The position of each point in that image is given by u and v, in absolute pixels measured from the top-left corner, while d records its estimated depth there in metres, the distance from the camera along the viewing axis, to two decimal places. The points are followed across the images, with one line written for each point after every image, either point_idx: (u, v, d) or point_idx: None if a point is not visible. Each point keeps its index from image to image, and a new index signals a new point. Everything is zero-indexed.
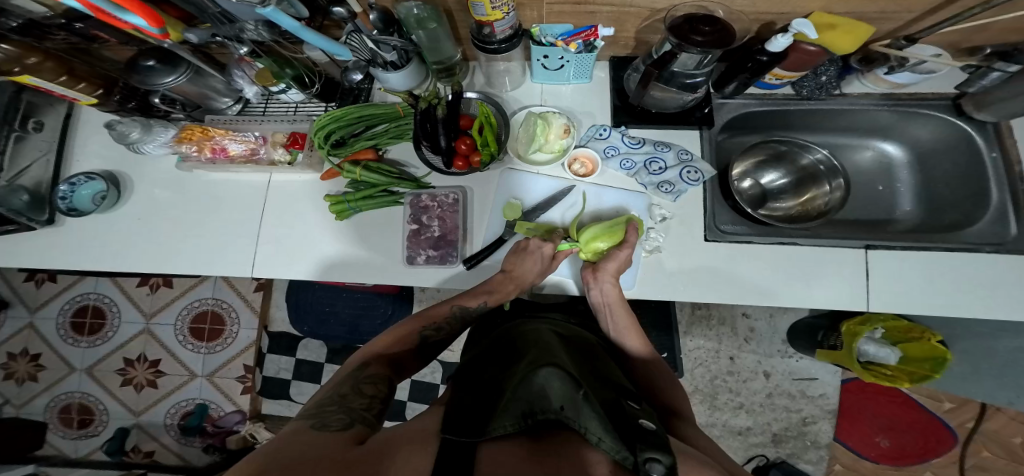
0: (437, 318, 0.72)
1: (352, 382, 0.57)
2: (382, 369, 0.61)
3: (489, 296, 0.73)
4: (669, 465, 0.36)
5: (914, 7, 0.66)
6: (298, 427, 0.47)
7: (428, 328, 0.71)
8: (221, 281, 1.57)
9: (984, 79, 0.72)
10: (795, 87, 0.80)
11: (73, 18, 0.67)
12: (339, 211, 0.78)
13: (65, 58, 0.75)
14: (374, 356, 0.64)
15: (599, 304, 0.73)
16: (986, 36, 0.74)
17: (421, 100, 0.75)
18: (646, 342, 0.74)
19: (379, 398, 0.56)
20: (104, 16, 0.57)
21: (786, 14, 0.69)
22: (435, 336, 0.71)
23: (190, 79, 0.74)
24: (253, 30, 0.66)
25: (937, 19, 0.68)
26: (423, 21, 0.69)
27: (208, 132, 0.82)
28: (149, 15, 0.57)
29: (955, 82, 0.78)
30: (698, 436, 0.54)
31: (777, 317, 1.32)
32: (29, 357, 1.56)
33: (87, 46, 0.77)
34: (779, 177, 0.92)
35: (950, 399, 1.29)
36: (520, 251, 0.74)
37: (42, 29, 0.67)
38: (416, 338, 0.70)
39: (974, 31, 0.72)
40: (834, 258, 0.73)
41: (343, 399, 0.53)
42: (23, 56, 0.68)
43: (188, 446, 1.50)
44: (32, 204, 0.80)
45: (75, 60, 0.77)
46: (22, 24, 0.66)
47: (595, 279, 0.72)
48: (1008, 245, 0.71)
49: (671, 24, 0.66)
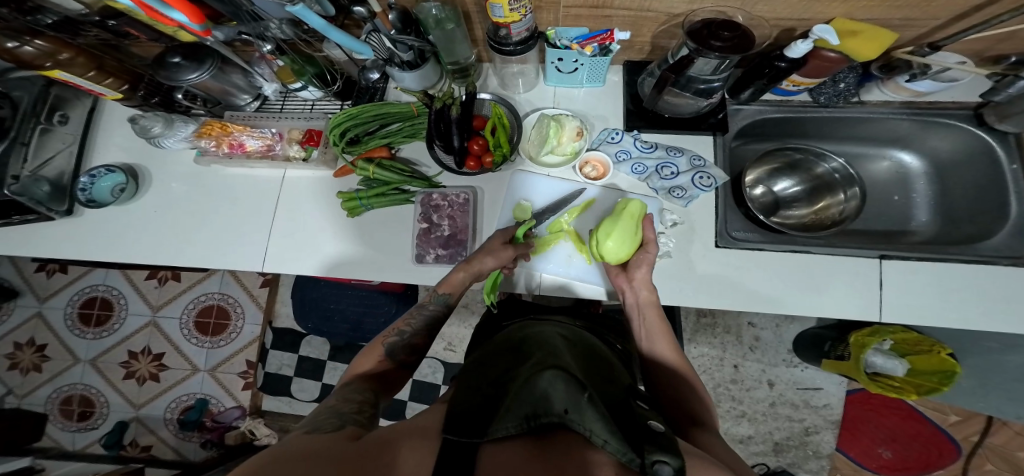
0: (396, 323, 0.70)
1: (340, 396, 0.57)
2: (366, 382, 0.60)
3: (442, 284, 0.71)
4: (676, 467, 0.36)
5: (940, 14, 0.66)
6: (291, 436, 0.46)
7: (391, 334, 0.68)
8: (229, 276, 1.58)
9: (1011, 87, 0.69)
10: (813, 95, 0.80)
11: (108, 14, 0.70)
12: (350, 208, 0.79)
13: (96, 53, 0.76)
14: (355, 375, 0.63)
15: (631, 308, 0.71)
16: (1011, 46, 0.74)
17: (436, 100, 0.77)
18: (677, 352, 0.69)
19: (369, 402, 0.56)
20: (147, 12, 0.59)
21: (807, 20, 0.69)
22: (401, 340, 0.68)
23: (213, 76, 0.74)
24: (277, 29, 0.66)
25: (963, 27, 0.68)
26: (443, 22, 0.70)
27: (226, 127, 0.83)
28: (193, 13, 0.59)
29: (979, 91, 0.78)
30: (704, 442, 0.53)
31: (783, 327, 1.31)
32: (34, 347, 1.57)
33: (116, 42, 0.78)
34: (792, 185, 0.92)
35: (956, 412, 1.27)
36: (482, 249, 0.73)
37: (76, 26, 0.72)
38: (383, 348, 0.67)
39: (1000, 41, 0.72)
40: (851, 268, 0.72)
41: (332, 407, 0.53)
42: (56, 51, 0.69)
43: (186, 441, 1.50)
44: (53, 194, 0.80)
45: (106, 56, 0.79)
46: (57, 21, 0.70)
47: (628, 284, 0.72)
48: (1022, 259, 0.70)
49: (690, 29, 0.66)
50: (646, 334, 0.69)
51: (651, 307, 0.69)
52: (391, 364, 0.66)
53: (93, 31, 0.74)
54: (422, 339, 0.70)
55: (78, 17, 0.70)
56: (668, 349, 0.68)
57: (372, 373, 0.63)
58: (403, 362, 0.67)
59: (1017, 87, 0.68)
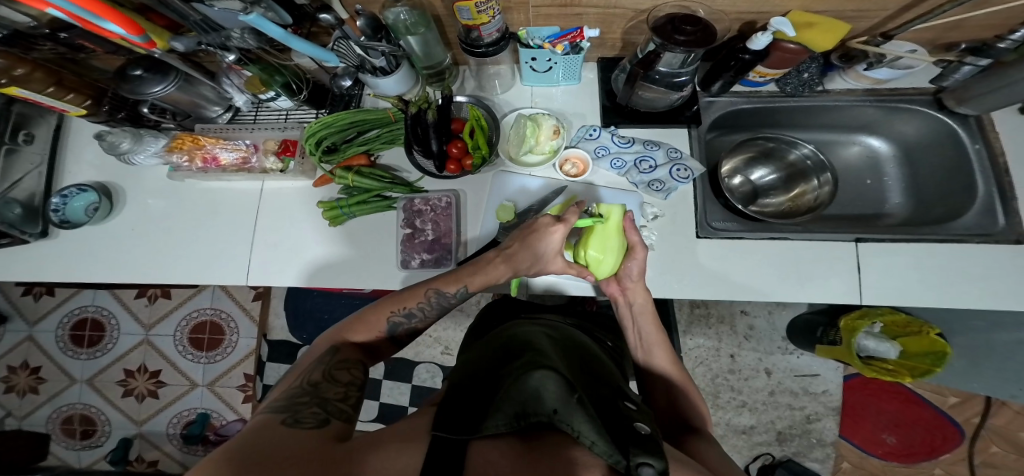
0: (410, 303, 0.66)
1: (324, 368, 0.56)
2: (354, 353, 0.61)
3: (471, 279, 0.68)
4: (661, 469, 0.36)
5: (888, 5, 0.67)
6: (267, 423, 0.45)
7: (399, 313, 0.66)
8: (220, 290, 1.58)
9: (956, 73, 0.74)
10: (779, 85, 0.81)
11: (58, 28, 0.68)
12: (332, 217, 0.79)
13: (53, 68, 0.76)
14: (345, 341, 0.63)
15: (626, 316, 0.74)
16: (960, 34, 0.74)
17: (410, 106, 0.76)
18: (673, 358, 0.72)
19: (356, 384, 0.56)
20: (84, 24, 0.58)
21: (768, 13, 0.70)
22: (407, 322, 0.67)
23: (180, 88, 0.74)
24: (239, 39, 0.66)
25: (912, 17, 0.69)
26: (411, 27, 0.70)
27: (199, 141, 0.83)
28: (126, 23, 0.58)
29: (931, 77, 0.79)
30: (695, 446, 0.56)
31: (776, 314, 1.32)
32: (29, 369, 1.56)
33: (74, 55, 0.78)
34: (768, 173, 0.92)
35: (955, 394, 1.28)
36: (530, 231, 0.64)
37: (27, 39, 0.69)
38: (386, 324, 0.66)
39: (948, 29, 0.73)
40: (826, 253, 0.73)
41: (318, 388, 0.52)
42: (12, 67, 0.68)
43: (192, 454, 1.48)
44: (26, 217, 0.81)
45: (64, 70, 0.79)
46: (8, 35, 0.67)
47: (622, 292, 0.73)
48: (996, 236, 0.71)
49: (655, 25, 0.66)
50: (643, 344, 0.73)
51: (649, 316, 0.71)
52: (380, 338, 0.67)
53: (47, 44, 0.72)
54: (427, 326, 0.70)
55: (27, 31, 0.67)
56: (663, 359, 0.72)
57: (361, 344, 0.65)
58: (396, 339, 0.68)
59: (963, 72, 0.73)
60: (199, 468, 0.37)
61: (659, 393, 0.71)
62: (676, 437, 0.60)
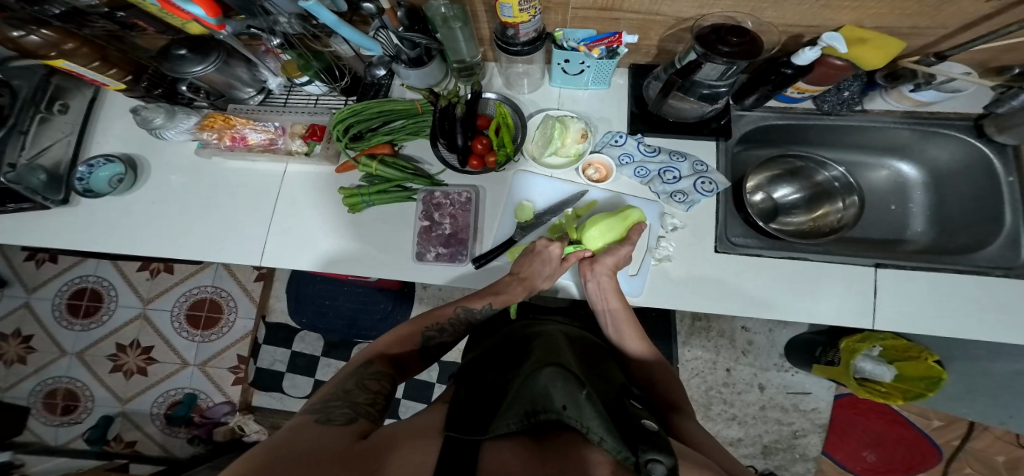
0: (442, 319, 0.69)
1: (356, 378, 0.56)
2: (386, 367, 0.59)
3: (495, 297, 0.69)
4: (671, 466, 0.36)
5: (949, 23, 0.67)
6: (301, 422, 0.45)
7: (432, 327, 0.68)
8: (222, 269, 1.57)
9: (1015, 100, 0.70)
10: (817, 102, 0.81)
11: (116, 7, 0.69)
12: (352, 204, 0.79)
13: (102, 44, 0.77)
14: (379, 354, 0.62)
15: (597, 301, 0.71)
16: (1015, 56, 0.75)
17: (441, 98, 0.78)
18: (646, 339, 0.73)
19: (384, 394, 0.55)
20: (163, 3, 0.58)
21: (816, 27, 0.70)
22: (439, 336, 0.68)
23: (219, 69, 0.73)
24: (286, 23, 0.66)
25: (971, 36, 0.69)
26: (449, 20, 0.69)
27: (230, 120, 0.82)
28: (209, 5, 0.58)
29: (982, 102, 0.80)
30: (684, 426, 0.56)
31: (776, 332, 1.33)
32: (20, 338, 1.54)
33: (123, 33, 0.78)
34: (792, 192, 0.93)
35: (939, 417, 1.30)
36: (530, 252, 0.71)
37: (83, 17, 0.70)
38: (418, 338, 0.67)
39: (1004, 51, 0.73)
40: (843, 273, 0.74)
41: (349, 394, 0.52)
42: (61, 41, 0.68)
43: (171, 437, 1.47)
44: (49, 183, 0.79)
45: (110, 46, 0.79)
46: (65, 11, 0.68)
47: (591, 272, 0.71)
48: (1016, 270, 0.72)
49: (699, 33, 0.66)
50: (612, 325, 0.71)
51: (613, 295, 0.69)
52: (413, 350, 0.66)
53: (99, 22, 0.72)
54: (455, 339, 0.70)
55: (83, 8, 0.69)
56: (634, 341, 0.72)
57: (395, 357, 0.63)
58: (428, 353, 0.68)
59: (1021, 100, 0.70)
60: (237, 463, 0.37)
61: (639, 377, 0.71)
62: (660, 415, 0.61)
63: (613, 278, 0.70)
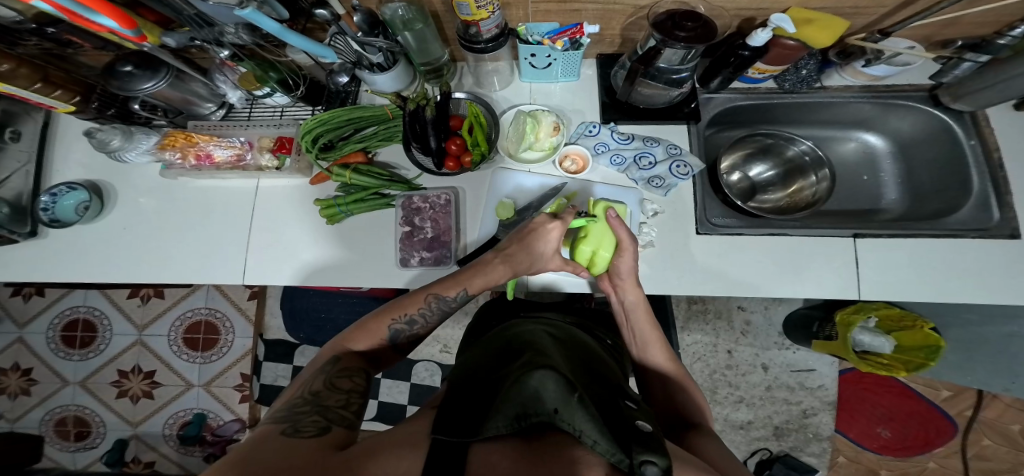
0: (411, 310, 0.66)
1: (325, 378, 0.55)
2: (356, 362, 0.60)
3: (472, 282, 0.67)
4: (664, 467, 0.36)
5: (886, 1, 0.68)
6: (266, 433, 0.44)
7: (400, 320, 0.66)
8: (214, 290, 1.56)
9: (956, 69, 0.73)
10: (779, 81, 0.81)
11: (44, 23, 0.68)
12: (330, 215, 0.78)
13: (39, 63, 0.76)
14: (347, 350, 0.62)
15: (620, 311, 0.73)
16: (956, 30, 0.76)
17: (409, 102, 0.76)
18: (672, 356, 0.71)
19: (358, 391, 0.55)
20: (71, 18, 0.56)
21: (766, 9, 0.71)
22: (409, 329, 0.66)
23: (171, 85, 0.74)
24: (233, 33, 0.66)
25: (910, 13, 0.71)
26: (409, 22, 0.70)
27: (192, 137, 0.82)
28: (120, 17, 0.56)
29: (930, 74, 0.81)
30: (696, 439, 0.55)
31: (772, 309, 1.33)
32: (20, 371, 1.53)
33: (60, 50, 0.77)
34: (766, 169, 0.93)
35: (947, 387, 1.30)
36: (526, 234, 0.66)
37: (14, 34, 0.70)
38: (388, 332, 0.65)
39: (944, 25, 0.74)
40: (824, 248, 0.73)
41: (318, 397, 0.51)
42: None
43: (188, 456, 1.48)
44: (14, 216, 0.80)
45: (50, 66, 0.79)
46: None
47: (614, 290, 0.72)
48: (991, 231, 0.72)
49: (655, 21, 0.66)
50: (639, 342, 0.71)
51: (642, 312, 0.70)
52: (384, 345, 0.65)
53: (32, 40, 0.72)
54: (428, 330, 0.69)
55: (14, 26, 0.67)
56: (661, 357, 0.71)
57: (363, 351, 0.63)
58: (399, 346, 0.67)
59: (962, 69, 0.73)
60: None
61: (654, 389, 0.70)
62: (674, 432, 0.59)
63: (637, 294, 0.71)
